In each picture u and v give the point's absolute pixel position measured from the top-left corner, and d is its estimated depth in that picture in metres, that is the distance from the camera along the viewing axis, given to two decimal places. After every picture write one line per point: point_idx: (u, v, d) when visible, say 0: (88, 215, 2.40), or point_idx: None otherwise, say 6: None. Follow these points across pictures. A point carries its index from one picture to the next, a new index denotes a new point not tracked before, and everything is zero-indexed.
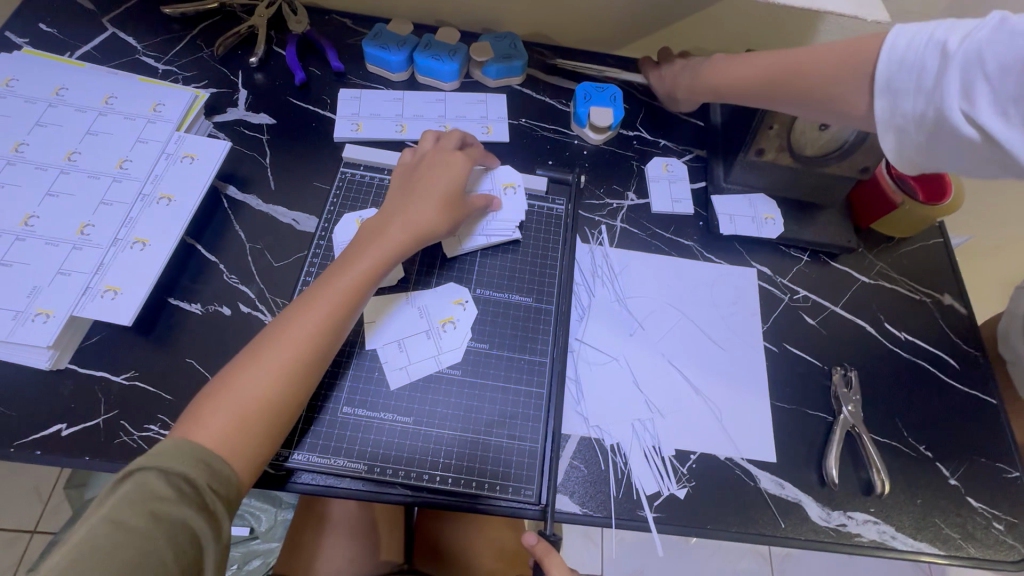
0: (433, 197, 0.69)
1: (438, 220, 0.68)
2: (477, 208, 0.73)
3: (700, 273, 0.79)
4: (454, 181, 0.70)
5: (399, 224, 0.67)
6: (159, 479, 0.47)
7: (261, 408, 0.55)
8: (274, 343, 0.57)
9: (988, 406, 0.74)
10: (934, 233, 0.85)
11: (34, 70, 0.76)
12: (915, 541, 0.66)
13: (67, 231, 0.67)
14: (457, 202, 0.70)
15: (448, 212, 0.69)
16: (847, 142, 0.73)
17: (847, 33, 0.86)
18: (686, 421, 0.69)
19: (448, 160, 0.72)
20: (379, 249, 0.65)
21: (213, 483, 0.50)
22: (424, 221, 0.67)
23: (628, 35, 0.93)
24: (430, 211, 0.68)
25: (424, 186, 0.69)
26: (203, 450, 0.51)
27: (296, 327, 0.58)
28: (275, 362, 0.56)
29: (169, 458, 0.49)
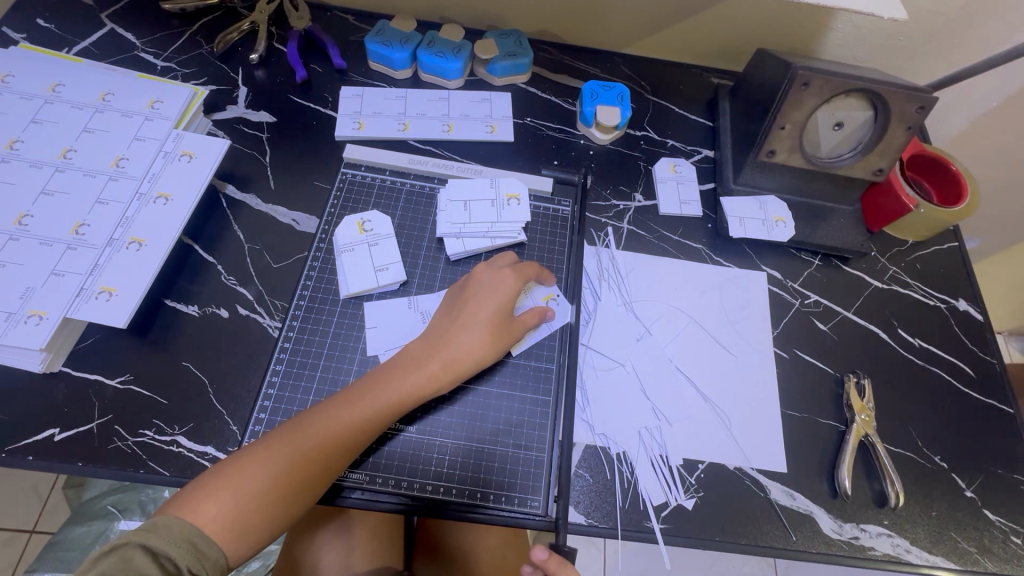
0: (483, 324, 0.63)
1: (482, 352, 0.63)
2: (527, 327, 0.67)
3: (709, 277, 0.77)
4: (506, 306, 0.65)
5: (441, 354, 0.62)
6: (144, 558, 0.45)
7: (263, 500, 0.52)
8: (295, 441, 0.54)
9: (1005, 415, 0.72)
10: (947, 237, 0.83)
11: (31, 66, 0.75)
12: (931, 555, 0.64)
13: (62, 230, 0.65)
14: (506, 330, 0.65)
15: (493, 342, 0.63)
16: (863, 142, 0.73)
17: (860, 32, 0.85)
18: (695, 430, 0.68)
19: (500, 281, 0.66)
20: (420, 374, 0.60)
21: (194, 564, 0.48)
22: (467, 358, 0.62)
23: (636, 33, 0.91)
24: (477, 340, 0.63)
25: (473, 310, 0.64)
26: (194, 535, 0.48)
27: (325, 432, 0.56)
28: (292, 461, 0.53)
29: (158, 534, 0.47)
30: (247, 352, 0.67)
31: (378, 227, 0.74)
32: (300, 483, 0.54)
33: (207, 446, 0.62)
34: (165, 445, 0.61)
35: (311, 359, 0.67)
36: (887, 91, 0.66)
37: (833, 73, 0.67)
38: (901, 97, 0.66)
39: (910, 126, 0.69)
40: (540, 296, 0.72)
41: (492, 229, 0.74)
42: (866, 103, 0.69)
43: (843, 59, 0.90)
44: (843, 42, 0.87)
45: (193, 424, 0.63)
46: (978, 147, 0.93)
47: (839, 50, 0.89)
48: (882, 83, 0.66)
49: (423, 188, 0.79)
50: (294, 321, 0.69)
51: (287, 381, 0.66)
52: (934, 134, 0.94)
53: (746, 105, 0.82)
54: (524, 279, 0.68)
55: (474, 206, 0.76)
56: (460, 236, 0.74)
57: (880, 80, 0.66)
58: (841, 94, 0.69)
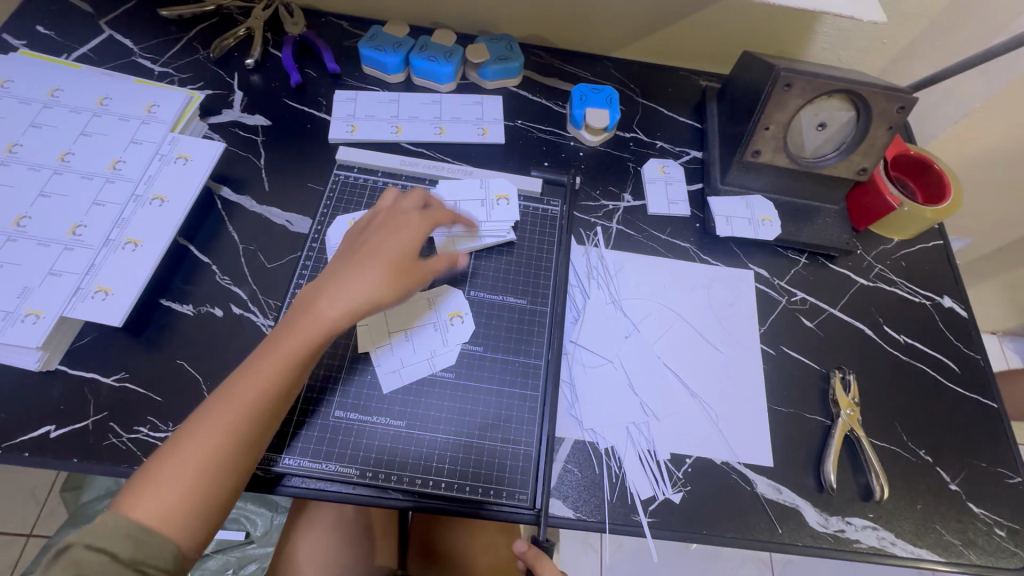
0: (387, 253, 0.62)
1: (378, 289, 0.60)
2: (440, 268, 0.65)
3: (696, 275, 0.79)
4: (410, 235, 0.64)
5: (327, 298, 0.59)
6: (91, 557, 0.45)
7: (192, 484, 0.50)
8: (208, 422, 0.52)
9: (989, 409, 0.73)
10: (932, 235, 0.84)
11: (30, 71, 0.76)
12: (915, 548, 0.65)
13: (59, 231, 0.67)
14: (411, 256, 0.63)
15: (394, 279, 0.61)
16: (846, 142, 0.74)
17: (844, 35, 0.86)
18: (682, 424, 0.69)
19: (403, 220, 0.65)
20: (326, 303, 0.58)
21: (145, 555, 0.47)
22: (365, 292, 0.59)
23: (625, 37, 0.93)
24: (379, 267, 0.60)
25: (376, 242, 0.63)
26: (133, 528, 0.47)
27: (242, 391, 0.54)
28: (214, 428, 0.52)
29: (100, 532, 0.46)
30: (241, 350, 0.68)
31: None
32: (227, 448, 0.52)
33: None
34: (159, 442, 0.62)
35: None
36: (868, 92, 0.68)
37: (814, 74, 0.68)
38: (881, 98, 0.68)
39: (890, 126, 0.70)
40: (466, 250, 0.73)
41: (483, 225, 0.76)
42: (848, 103, 0.71)
43: (829, 62, 0.92)
44: (829, 45, 0.89)
45: None
46: (962, 148, 0.94)
47: (825, 53, 0.91)
48: (862, 84, 0.68)
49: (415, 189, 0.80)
50: None
51: None
52: (920, 135, 0.95)
53: (732, 106, 0.83)
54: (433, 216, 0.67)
55: (464, 206, 0.77)
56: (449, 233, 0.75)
57: (861, 81, 0.68)
58: (823, 95, 0.70)
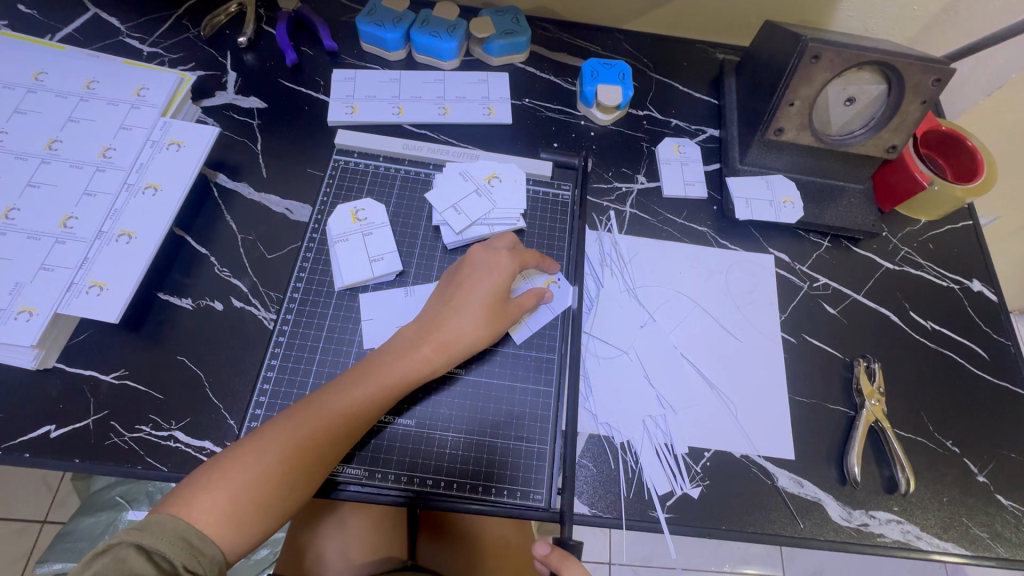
0: (478, 307, 0.61)
1: (475, 335, 0.61)
2: (525, 310, 0.64)
3: (712, 261, 0.75)
4: (500, 289, 0.62)
5: (433, 337, 0.60)
6: (137, 557, 0.44)
7: (256, 492, 0.50)
8: (288, 435, 0.53)
9: (1019, 398, 0.70)
10: (962, 215, 0.81)
11: (14, 54, 0.73)
12: (942, 542, 0.63)
13: (50, 223, 0.64)
14: (502, 313, 0.62)
15: (489, 323, 0.61)
16: (876, 118, 0.70)
17: (871, 2, 0.81)
18: (701, 417, 0.66)
19: (496, 262, 0.63)
20: (412, 358, 0.59)
21: (192, 563, 0.46)
22: (462, 339, 0.60)
23: (638, 8, 0.88)
24: (471, 323, 0.60)
25: (465, 295, 0.61)
26: (189, 532, 0.47)
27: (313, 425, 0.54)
28: (284, 456, 0.52)
29: (151, 533, 0.45)
30: (243, 344, 0.66)
31: (373, 216, 0.72)
32: (296, 481, 0.52)
33: (205, 441, 0.61)
34: (162, 441, 0.61)
35: (308, 351, 0.66)
36: (902, 64, 0.64)
37: (844, 45, 0.64)
38: (916, 69, 0.64)
39: (924, 100, 0.66)
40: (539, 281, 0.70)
41: (545, 316, 0.69)
42: (880, 76, 0.67)
43: (854, 31, 0.86)
44: (856, 13, 0.84)
45: (190, 418, 0.62)
46: (993, 122, 0.90)
47: (850, 22, 0.85)
48: (896, 55, 0.64)
49: (418, 175, 0.76)
50: (289, 313, 0.67)
51: (283, 375, 0.64)
52: (949, 108, 0.90)
53: (752, 81, 0.79)
54: (521, 264, 0.64)
55: (464, 207, 0.72)
56: (457, 210, 0.72)
57: (894, 53, 0.64)
58: (853, 67, 0.66)
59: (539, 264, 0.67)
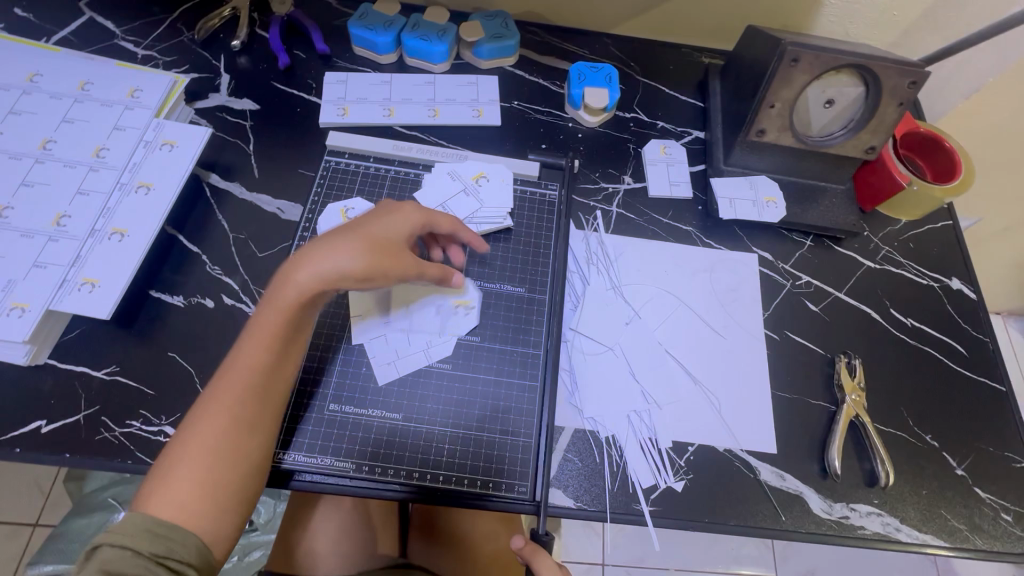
0: (349, 234, 0.56)
1: (350, 255, 0.54)
2: (442, 228, 0.63)
3: (697, 259, 0.77)
4: (393, 222, 0.58)
5: (298, 268, 0.53)
6: (111, 551, 0.42)
7: (197, 479, 0.48)
8: (200, 418, 0.50)
9: (997, 393, 0.72)
10: (941, 215, 0.82)
11: (9, 56, 0.74)
12: (921, 533, 0.64)
13: (43, 222, 0.65)
14: (389, 238, 0.57)
15: (366, 245, 0.55)
16: (855, 119, 0.72)
17: (852, 7, 0.83)
18: (685, 412, 0.67)
19: (393, 204, 0.60)
20: (284, 294, 0.53)
21: (166, 550, 0.44)
22: (331, 261, 0.53)
23: (625, 13, 0.90)
24: (334, 247, 0.54)
25: (349, 223, 0.57)
26: (155, 524, 0.45)
27: (226, 400, 0.51)
28: (214, 431, 0.49)
29: (121, 529, 0.44)
30: (234, 341, 0.67)
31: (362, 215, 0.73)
32: (239, 453, 0.50)
33: None
34: (152, 436, 0.61)
35: None
36: (879, 66, 0.66)
37: (822, 48, 0.66)
38: (892, 71, 0.66)
39: (901, 102, 0.68)
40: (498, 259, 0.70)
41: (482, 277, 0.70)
42: (858, 79, 0.68)
43: (836, 35, 0.88)
44: (837, 18, 0.86)
45: (181, 414, 0.63)
46: (972, 125, 0.92)
47: (832, 27, 0.87)
48: (873, 58, 0.65)
49: (408, 175, 0.78)
50: None
51: None
52: (930, 111, 0.93)
53: (736, 84, 0.80)
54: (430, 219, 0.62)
55: (452, 204, 0.74)
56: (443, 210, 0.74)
57: (871, 56, 0.65)
58: (832, 70, 0.68)
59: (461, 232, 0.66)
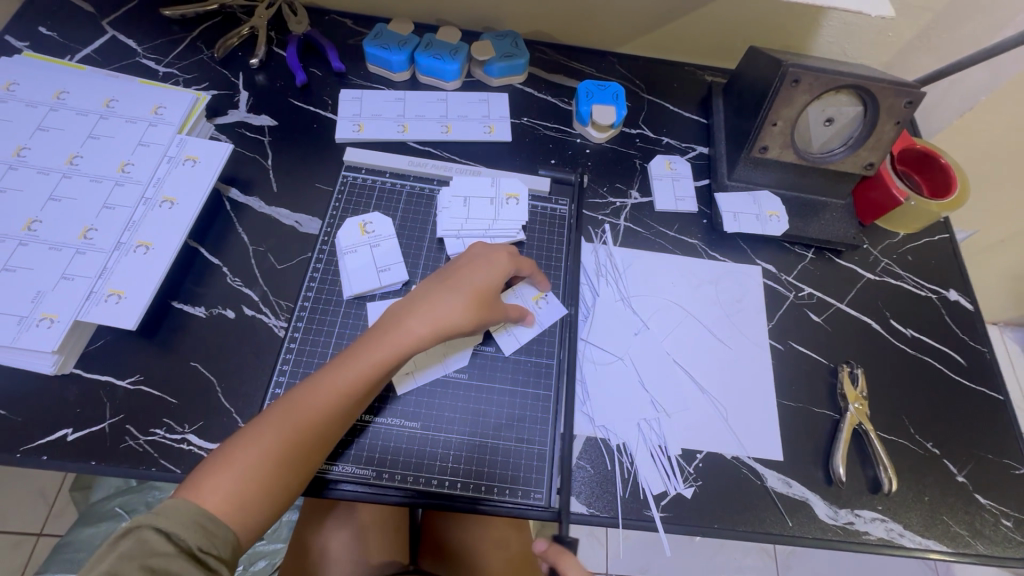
0: (464, 292, 0.63)
1: (466, 318, 0.62)
2: (508, 318, 0.67)
3: (703, 271, 0.79)
4: (493, 282, 0.65)
5: (421, 315, 0.61)
6: (157, 538, 0.46)
7: (261, 478, 0.52)
8: (279, 425, 0.54)
9: (994, 402, 0.74)
10: (939, 229, 0.85)
11: (36, 74, 0.76)
12: (923, 539, 0.66)
13: (70, 235, 0.67)
14: (491, 304, 0.64)
15: (476, 309, 0.63)
16: (854, 137, 0.75)
17: (849, 28, 0.86)
18: (693, 420, 0.69)
19: (494, 258, 0.66)
20: (402, 334, 0.60)
21: (206, 544, 0.48)
22: (449, 317, 0.61)
23: (630, 32, 0.93)
24: (456, 306, 0.62)
25: (460, 277, 0.64)
26: (202, 515, 0.49)
27: (304, 411, 0.55)
28: (289, 441, 0.54)
29: (168, 517, 0.47)
30: (255, 351, 0.68)
31: (380, 229, 0.75)
32: (297, 462, 0.54)
33: (218, 444, 0.63)
34: (175, 444, 0.63)
35: (318, 357, 0.68)
36: (877, 87, 0.68)
37: (821, 70, 0.69)
38: (889, 92, 0.69)
39: (898, 121, 0.71)
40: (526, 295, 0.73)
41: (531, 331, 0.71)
42: (857, 99, 0.71)
43: (834, 55, 0.92)
44: (834, 39, 0.89)
45: (203, 422, 0.64)
46: (966, 141, 0.95)
47: (830, 47, 0.91)
48: (871, 79, 0.68)
49: (423, 190, 0.80)
50: (299, 322, 0.70)
51: (295, 378, 0.67)
52: (926, 128, 0.96)
53: (738, 102, 0.83)
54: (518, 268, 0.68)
55: (474, 203, 0.77)
56: (459, 236, 0.75)
57: (869, 77, 0.68)
58: (832, 90, 0.71)
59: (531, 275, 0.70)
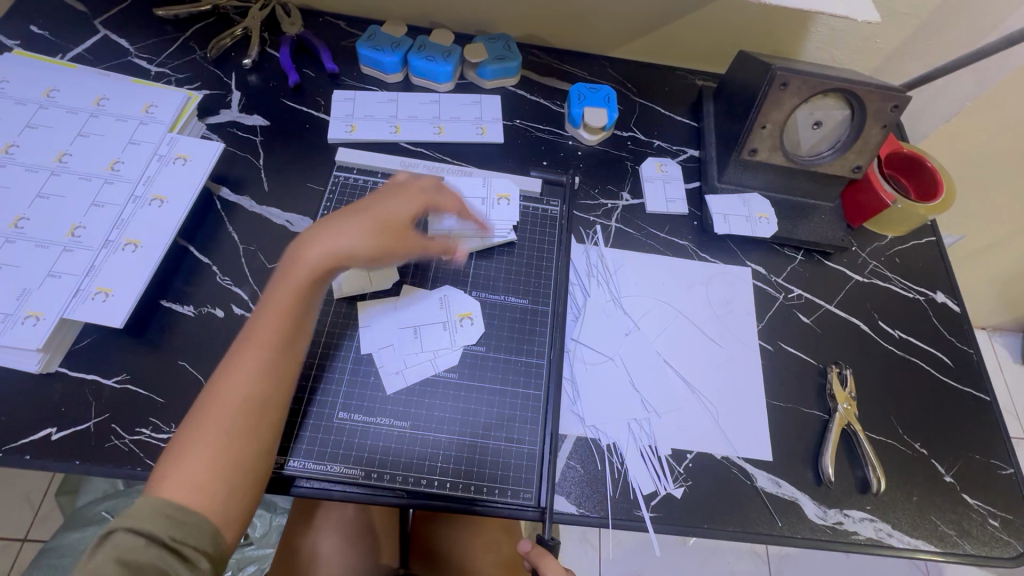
0: (371, 215, 0.63)
1: (383, 237, 0.62)
2: (444, 233, 0.68)
3: (694, 272, 0.79)
4: (405, 207, 0.65)
5: (322, 241, 0.60)
6: (128, 538, 0.46)
7: (212, 456, 0.51)
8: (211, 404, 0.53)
9: (982, 402, 0.75)
10: (926, 232, 0.86)
11: (26, 72, 0.76)
12: (912, 538, 0.66)
13: (58, 232, 0.66)
14: (407, 216, 0.64)
15: (393, 227, 0.63)
16: (842, 141, 0.76)
17: (838, 34, 0.87)
18: (683, 419, 0.69)
19: (407, 186, 0.67)
20: (305, 272, 0.59)
21: (179, 535, 0.47)
22: (354, 239, 0.61)
23: (622, 36, 0.94)
24: (364, 225, 0.62)
25: (368, 206, 0.64)
26: (169, 507, 0.48)
27: (230, 384, 0.54)
28: (223, 411, 0.53)
29: (135, 515, 0.47)
30: None
31: None
32: (252, 429, 0.54)
33: None
34: (162, 443, 0.62)
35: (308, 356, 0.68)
36: (863, 92, 0.69)
37: (810, 73, 0.70)
38: (876, 97, 0.69)
39: (884, 125, 0.72)
40: (456, 307, 0.72)
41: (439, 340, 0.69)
42: (844, 103, 0.72)
43: (823, 60, 0.93)
44: (823, 44, 0.90)
45: None
46: (953, 146, 0.96)
47: (819, 52, 0.92)
48: (857, 84, 0.69)
49: None
50: None
51: None
52: (914, 133, 0.97)
53: (729, 105, 0.84)
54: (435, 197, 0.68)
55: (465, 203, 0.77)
56: (451, 235, 0.75)
57: (856, 81, 0.69)
58: (819, 94, 0.72)
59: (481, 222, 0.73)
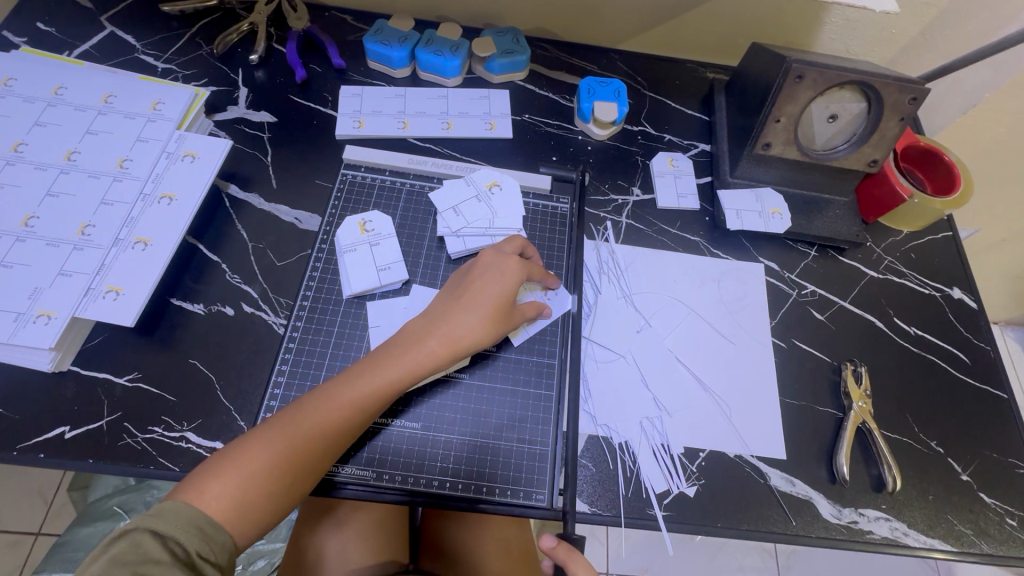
0: (482, 306, 0.63)
1: (480, 334, 0.63)
2: (525, 318, 0.68)
3: (706, 269, 0.79)
4: (506, 292, 0.64)
5: (441, 332, 0.62)
6: (151, 541, 0.46)
7: (264, 478, 0.52)
8: (294, 424, 0.55)
9: (998, 400, 0.74)
10: (942, 227, 0.84)
11: (34, 70, 0.75)
12: (927, 538, 0.65)
13: (68, 231, 0.66)
14: (504, 317, 0.65)
15: (493, 324, 0.63)
16: (858, 134, 0.74)
17: (852, 25, 0.86)
18: (695, 418, 0.69)
19: (506, 267, 0.66)
20: (420, 353, 0.61)
21: (203, 549, 0.48)
22: (462, 328, 0.62)
23: (632, 29, 0.92)
24: (474, 321, 0.63)
25: (476, 292, 0.64)
26: (201, 519, 0.49)
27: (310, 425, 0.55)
28: (285, 448, 0.54)
29: (164, 519, 0.47)
30: (253, 348, 0.68)
31: (380, 227, 0.75)
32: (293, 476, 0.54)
33: (216, 442, 0.63)
34: (173, 442, 0.62)
35: (317, 355, 0.68)
36: (880, 83, 0.68)
37: (826, 65, 0.68)
38: (892, 88, 0.68)
39: (902, 117, 0.70)
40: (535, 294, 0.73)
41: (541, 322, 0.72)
42: (861, 95, 0.71)
43: (837, 52, 0.91)
44: (837, 35, 0.88)
45: (201, 420, 0.64)
46: (970, 140, 0.94)
47: (832, 44, 0.90)
48: (874, 75, 0.68)
49: (423, 188, 0.80)
50: (299, 320, 0.69)
51: (293, 380, 0.66)
52: (929, 126, 0.95)
53: (741, 99, 0.83)
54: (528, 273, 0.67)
55: (463, 209, 0.76)
56: (459, 235, 0.75)
57: (873, 73, 0.68)
58: (835, 86, 0.70)
59: (542, 279, 0.70)
